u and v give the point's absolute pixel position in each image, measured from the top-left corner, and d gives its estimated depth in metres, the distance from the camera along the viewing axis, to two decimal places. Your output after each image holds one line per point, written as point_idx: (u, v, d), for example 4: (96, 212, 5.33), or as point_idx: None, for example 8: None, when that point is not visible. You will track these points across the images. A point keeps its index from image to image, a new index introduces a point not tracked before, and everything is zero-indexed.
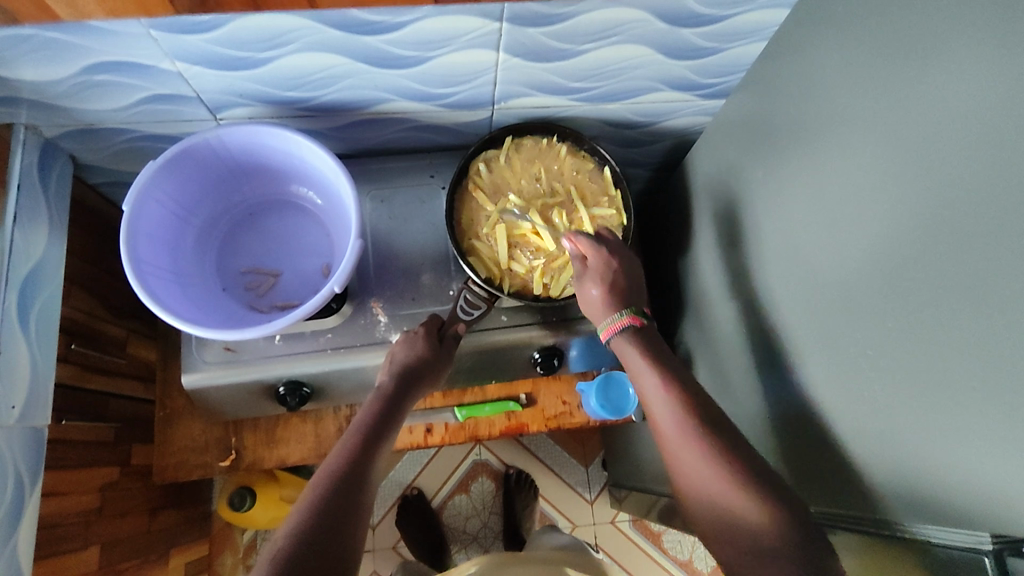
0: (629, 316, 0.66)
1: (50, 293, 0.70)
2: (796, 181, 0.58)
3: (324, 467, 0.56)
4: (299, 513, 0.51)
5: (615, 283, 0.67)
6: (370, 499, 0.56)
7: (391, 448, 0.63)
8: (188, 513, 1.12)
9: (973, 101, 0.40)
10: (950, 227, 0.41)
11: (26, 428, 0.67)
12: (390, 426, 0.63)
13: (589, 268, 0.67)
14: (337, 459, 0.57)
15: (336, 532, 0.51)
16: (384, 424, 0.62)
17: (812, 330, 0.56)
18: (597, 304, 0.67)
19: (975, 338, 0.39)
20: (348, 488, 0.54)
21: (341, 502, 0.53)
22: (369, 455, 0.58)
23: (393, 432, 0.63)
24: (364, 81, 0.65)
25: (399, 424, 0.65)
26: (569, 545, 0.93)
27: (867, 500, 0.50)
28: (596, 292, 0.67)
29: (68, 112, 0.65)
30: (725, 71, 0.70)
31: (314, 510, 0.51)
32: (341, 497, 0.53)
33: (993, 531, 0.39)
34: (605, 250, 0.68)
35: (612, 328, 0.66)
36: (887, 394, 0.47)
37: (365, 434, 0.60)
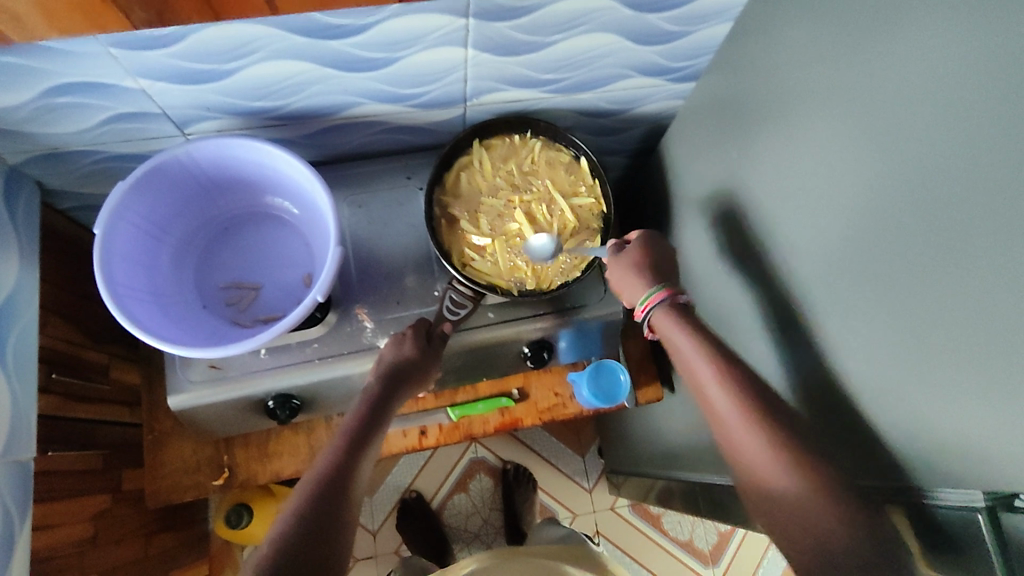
0: (662, 288, 0.64)
1: (25, 323, 0.69)
2: (772, 158, 0.58)
3: (310, 476, 0.58)
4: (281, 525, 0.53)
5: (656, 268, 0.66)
6: (352, 506, 0.58)
7: (375, 452, 0.64)
8: (186, 535, 1.10)
9: (940, 69, 0.40)
10: (925, 194, 0.42)
11: (10, 462, 0.65)
12: (373, 432, 0.64)
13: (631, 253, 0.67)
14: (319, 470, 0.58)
15: (316, 541, 0.52)
16: (369, 430, 0.63)
17: (799, 306, 0.56)
18: (634, 283, 0.66)
19: (956, 301, 0.40)
20: (332, 499, 0.56)
21: (325, 513, 0.54)
22: (354, 463, 0.60)
23: (377, 438, 0.64)
24: (333, 86, 0.64)
25: (383, 428, 0.65)
26: (572, 535, 0.94)
27: (863, 467, 0.51)
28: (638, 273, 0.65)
29: (29, 137, 0.64)
30: (694, 54, 0.70)
31: (293, 523, 0.53)
32: (322, 508, 0.54)
33: (985, 488, 0.40)
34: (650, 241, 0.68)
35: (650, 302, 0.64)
36: (875, 362, 0.47)
37: (349, 442, 0.61)
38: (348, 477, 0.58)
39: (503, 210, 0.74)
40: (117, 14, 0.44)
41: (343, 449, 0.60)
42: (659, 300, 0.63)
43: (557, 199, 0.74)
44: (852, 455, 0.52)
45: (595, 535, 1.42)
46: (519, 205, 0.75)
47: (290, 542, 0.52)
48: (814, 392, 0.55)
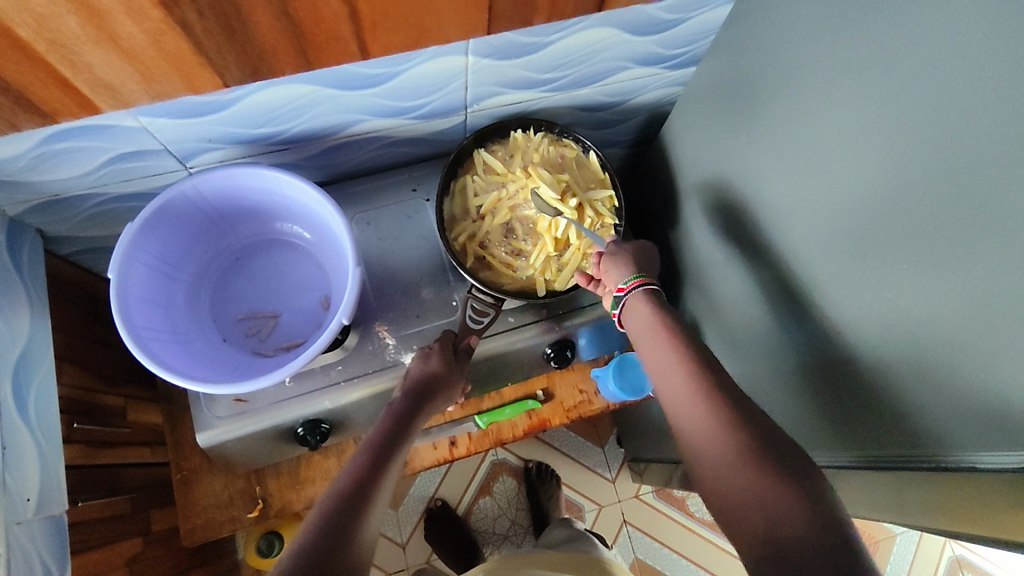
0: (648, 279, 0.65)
1: (43, 376, 0.68)
2: (784, 138, 0.58)
3: (334, 485, 0.56)
4: (306, 530, 0.50)
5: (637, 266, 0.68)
6: (377, 519, 0.55)
7: (403, 468, 0.62)
8: (217, 568, 1.09)
9: (959, 33, 0.40)
10: (952, 162, 0.42)
11: (45, 517, 0.64)
12: (401, 445, 0.62)
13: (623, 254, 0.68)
14: (347, 478, 0.56)
15: (344, 546, 0.49)
16: (396, 443, 0.62)
17: (821, 281, 0.57)
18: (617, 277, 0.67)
19: (991, 266, 0.40)
20: (359, 506, 0.53)
21: (354, 516, 0.52)
22: (381, 471, 0.58)
23: (405, 452, 0.62)
24: (334, 106, 0.64)
25: (410, 443, 0.64)
26: (586, 534, 0.93)
27: (907, 437, 0.50)
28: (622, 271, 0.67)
29: (31, 187, 0.62)
30: (689, 41, 0.70)
31: (320, 527, 0.50)
32: (350, 514, 0.52)
33: None
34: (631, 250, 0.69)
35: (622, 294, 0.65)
36: (913, 332, 0.47)
37: (376, 452, 0.59)
38: (373, 483, 0.56)
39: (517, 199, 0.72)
40: (214, 73, 0.51)
41: (368, 458, 0.58)
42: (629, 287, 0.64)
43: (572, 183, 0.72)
44: (889, 426, 0.52)
45: (614, 538, 1.41)
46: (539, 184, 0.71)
47: (318, 544, 0.49)
48: (847, 367, 0.56)
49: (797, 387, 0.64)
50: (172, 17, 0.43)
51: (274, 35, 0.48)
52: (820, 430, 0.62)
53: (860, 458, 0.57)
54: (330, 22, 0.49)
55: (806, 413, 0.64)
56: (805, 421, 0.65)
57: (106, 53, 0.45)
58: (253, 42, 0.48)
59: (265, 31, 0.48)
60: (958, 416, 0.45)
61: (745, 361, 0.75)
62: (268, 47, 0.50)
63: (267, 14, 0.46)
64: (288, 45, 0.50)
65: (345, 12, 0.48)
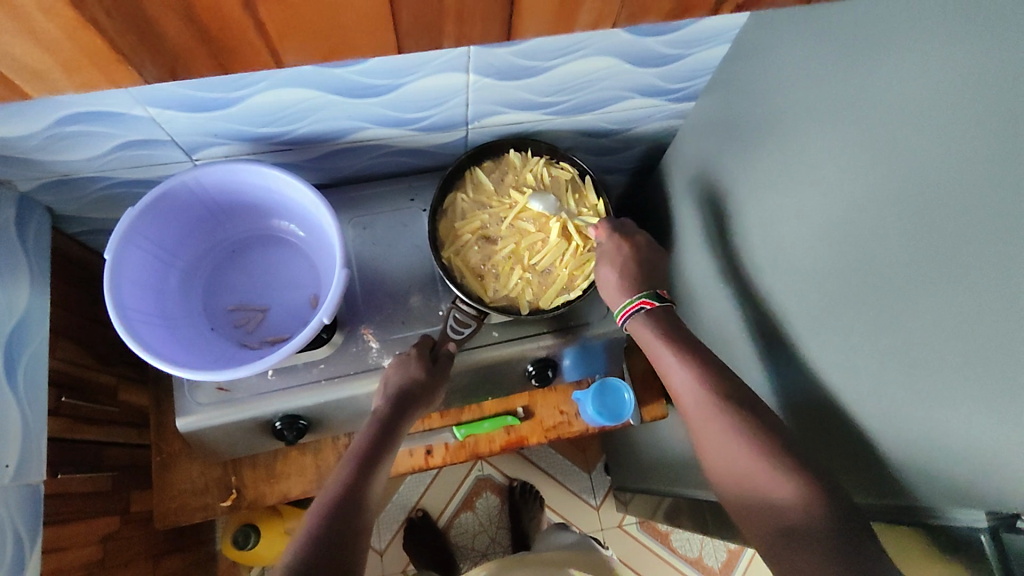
0: (643, 295, 0.67)
1: (36, 347, 0.70)
2: (772, 176, 0.59)
3: (322, 495, 0.57)
4: (299, 543, 0.51)
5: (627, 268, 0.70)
6: (370, 525, 0.56)
7: (388, 472, 0.63)
8: (192, 555, 1.10)
9: (937, 87, 0.40)
10: (925, 212, 0.42)
11: (21, 484, 0.66)
12: (386, 452, 0.63)
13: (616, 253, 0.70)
14: (335, 487, 0.57)
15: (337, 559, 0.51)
16: (381, 449, 0.63)
17: (801, 319, 0.57)
18: (613, 286, 0.69)
19: (958, 319, 0.40)
20: (345, 514, 0.54)
21: (338, 526, 0.53)
22: (365, 479, 0.58)
23: (390, 456, 0.64)
24: (337, 112, 0.66)
25: (395, 448, 0.65)
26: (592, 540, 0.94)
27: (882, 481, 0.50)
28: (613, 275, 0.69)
29: (43, 165, 0.65)
30: (691, 76, 0.71)
31: (312, 540, 0.51)
32: (341, 525, 0.53)
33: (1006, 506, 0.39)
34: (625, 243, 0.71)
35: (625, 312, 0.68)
36: (886, 378, 0.47)
37: (362, 459, 0.61)
38: (362, 492, 0.57)
39: (505, 219, 0.73)
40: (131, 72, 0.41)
41: (353, 468, 0.59)
42: (636, 309, 0.67)
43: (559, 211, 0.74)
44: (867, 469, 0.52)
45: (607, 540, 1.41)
46: (529, 210, 0.74)
47: (307, 556, 0.50)
48: (828, 408, 0.56)
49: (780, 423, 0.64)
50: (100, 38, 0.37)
51: (202, 54, 0.40)
52: None
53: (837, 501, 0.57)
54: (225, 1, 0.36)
55: None
56: None
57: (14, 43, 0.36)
58: (122, 74, 0.42)
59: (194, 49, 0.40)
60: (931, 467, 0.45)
61: None
62: (134, 80, 0.43)
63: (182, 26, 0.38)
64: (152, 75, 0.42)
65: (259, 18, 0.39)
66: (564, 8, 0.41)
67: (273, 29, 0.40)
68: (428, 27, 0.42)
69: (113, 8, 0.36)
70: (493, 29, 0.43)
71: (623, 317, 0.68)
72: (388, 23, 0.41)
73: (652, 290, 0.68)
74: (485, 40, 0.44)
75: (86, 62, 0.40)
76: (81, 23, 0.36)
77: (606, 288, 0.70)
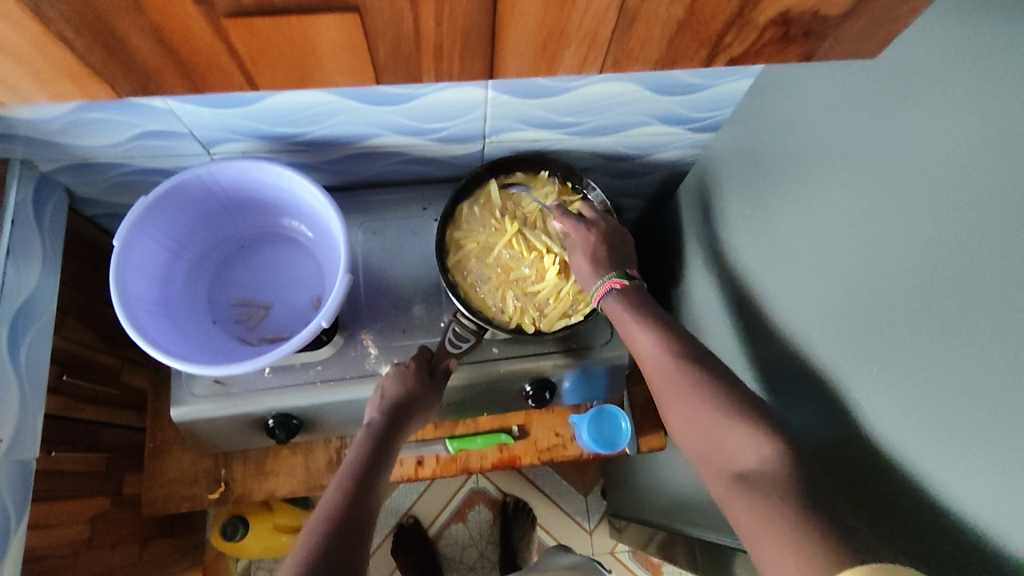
0: (617, 274, 0.66)
1: (41, 326, 0.71)
2: (788, 217, 0.57)
3: (320, 510, 0.56)
4: (298, 559, 0.50)
5: (597, 253, 0.68)
6: (370, 541, 0.55)
7: (385, 487, 0.62)
8: (182, 542, 1.11)
9: (953, 144, 0.39)
10: (932, 271, 0.41)
11: (13, 461, 0.66)
12: (383, 467, 0.62)
13: (575, 243, 0.69)
14: (331, 503, 0.56)
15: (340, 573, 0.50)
16: (378, 464, 0.62)
17: (806, 367, 0.55)
18: (586, 274, 0.68)
19: (961, 388, 0.39)
20: (344, 530, 0.53)
21: (340, 542, 0.52)
22: (364, 494, 0.58)
23: (387, 471, 0.63)
24: (354, 118, 0.66)
25: (392, 463, 0.64)
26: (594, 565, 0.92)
27: None
28: (584, 263, 0.68)
29: (64, 148, 0.66)
30: (714, 107, 0.70)
31: (313, 555, 0.50)
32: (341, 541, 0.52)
33: None
34: (582, 224, 0.70)
35: (598, 295, 0.67)
36: (891, 440, 0.45)
37: (358, 473, 0.60)
38: (361, 508, 0.56)
39: (497, 247, 0.73)
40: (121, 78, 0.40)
41: (351, 482, 0.58)
42: (609, 289, 0.66)
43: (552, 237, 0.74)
44: None
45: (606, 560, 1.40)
46: (517, 237, 0.74)
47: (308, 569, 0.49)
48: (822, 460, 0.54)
49: None
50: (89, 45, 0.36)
51: (179, 69, 0.39)
52: None
53: None
54: (198, 29, 0.35)
55: None
56: None
57: None
58: (92, 91, 0.41)
59: (175, 67, 0.39)
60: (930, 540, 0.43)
61: None
62: (105, 95, 0.42)
63: (165, 39, 0.37)
64: (123, 91, 0.41)
65: (225, 47, 0.37)
66: (546, 53, 0.41)
67: (245, 54, 0.38)
68: (409, 62, 0.40)
69: (80, 29, 0.35)
70: (474, 66, 0.42)
71: (598, 299, 0.67)
72: (366, 56, 0.39)
73: (622, 269, 0.67)
74: (468, 76, 0.43)
75: (64, 77, 0.39)
76: (48, 39, 0.35)
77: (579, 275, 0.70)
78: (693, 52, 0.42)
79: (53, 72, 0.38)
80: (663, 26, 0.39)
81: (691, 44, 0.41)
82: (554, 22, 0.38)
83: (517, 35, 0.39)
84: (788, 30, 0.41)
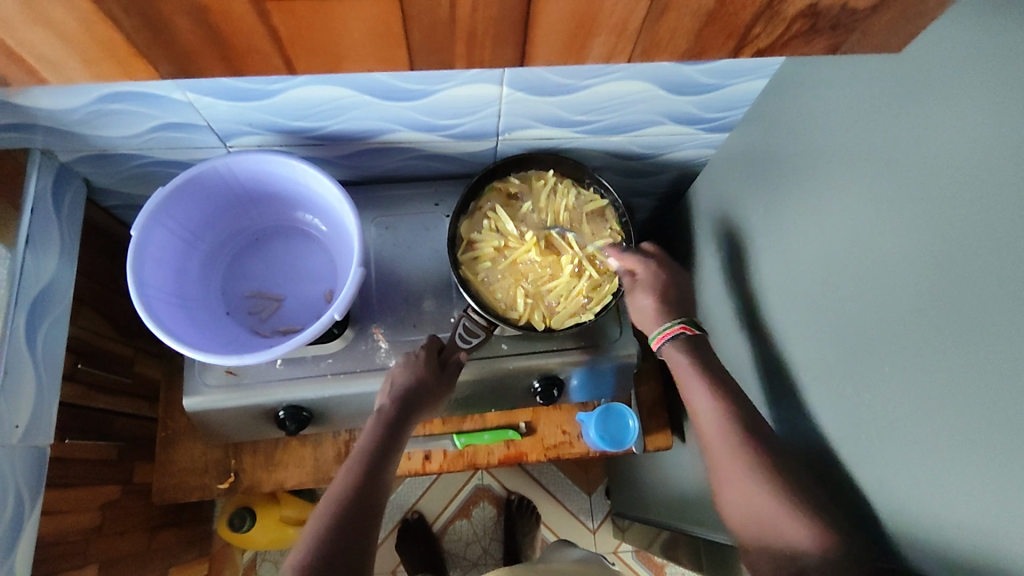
0: (683, 320, 0.67)
1: (59, 313, 0.72)
2: (802, 219, 0.57)
3: (327, 499, 0.56)
4: (304, 549, 0.52)
5: (664, 291, 0.70)
6: (375, 530, 0.56)
7: (393, 475, 0.63)
8: (189, 532, 1.12)
9: (972, 144, 0.39)
10: (948, 270, 0.41)
11: (28, 446, 0.67)
12: (391, 454, 0.63)
13: (638, 281, 0.70)
14: (339, 492, 0.57)
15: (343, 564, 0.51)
16: (386, 452, 0.62)
17: (816, 367, 0.56)
18: (650, 312, 0.69)
19: (974, 386, 0.39)
20: (349, 520, 0.54)
21: (346, 532, 0.53)
22: (370, 485, 0.58)
23: (395, 459, 0.63)
24: (370, 113, 0.66)
25: (400, 451, 0.65)
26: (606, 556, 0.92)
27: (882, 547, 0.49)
28: (649, 302, 0.69)
29: (82, 139, 0.67)
30: (728, 107, 0.70)
31: (317, 544, 0.52)
32: (346, 531, 0.53)
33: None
34: (651, 262, 0.71)
35: (663, 336, 0.67)
36: (902, 438, 0.46)
37: (367, 462, 0.60)
38: (367, 498, 0.57)
39: (513, 243, 0.74)
40: (156, 63, 0.40)
41: (359, 470, 0.59)
42: (672, 334, 0.66)
43: (563, 240, 0.75)
44: (865, 527, 0.50)
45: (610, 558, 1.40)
46: (536, 245, 0.74)
47: (313, 560, 0.50)
48: (832, 459, 0.54)
49: None
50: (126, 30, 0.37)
51: (211, 46, 0.39)
52: None
53: None
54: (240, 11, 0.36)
55: None
56: None
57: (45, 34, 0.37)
58: (137, 69, 0.41)
59: (211, 46, 0.39)
60: (937, 538, 0.43)
61: None
62: (148, 75, 0.42)
63: (194, 19, 0.37)
64: (163, 73, 0.42)
65: (266, 28, 0.38)
66: (576, 41, 0.41)
67: (285, 37, 0.38)
68: (442, 48, 0.41)
69: (129, 9, 0.35)
70: (506, 53, 0.42)
71: (661, 341, 0.67)
72: (400, 41, 0.40)
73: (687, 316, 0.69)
74: (499, 64, 0.43)
75: (109, 58, 0.40)
76: (98, 18, 0.36)
77: (639, 313, 0.71)
78: (720, 43, 0.42)
79: (98, 52, 0.39)
80: (692, 16, 0.39)
81: (718, 35, 0.41)
82: (586, 10, 0.38)
83: (550, 21, 0.39)
84: (813, 24, 0.41)
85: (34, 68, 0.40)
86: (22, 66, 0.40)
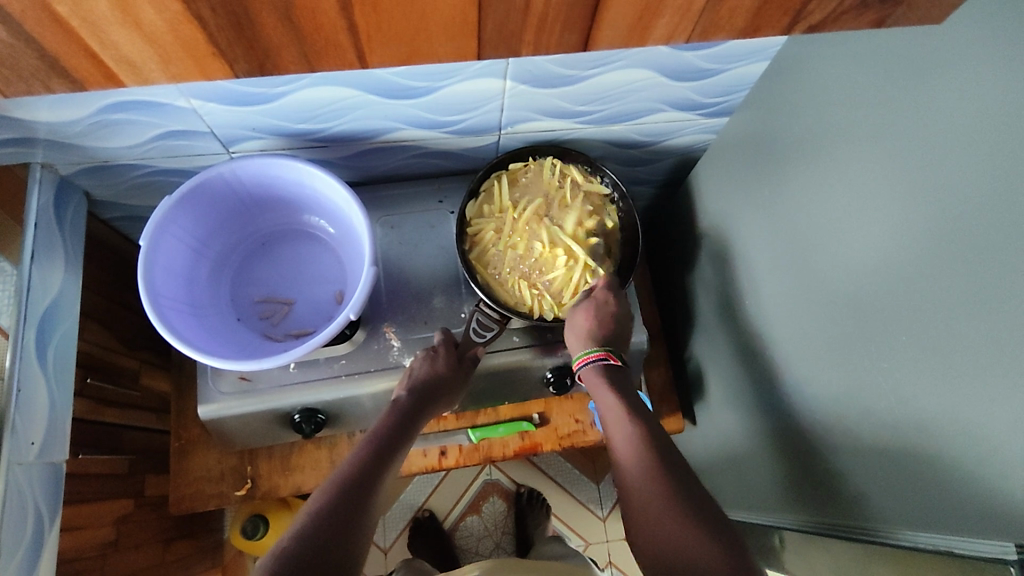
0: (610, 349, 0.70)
1: (67, 328, 0.71)
2: (802, 197, 0.58)
3: (334, 476, 0.58)
4: (303, 519, 0.52)
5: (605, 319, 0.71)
6: (374, 511, 0.57)
7: (402, 464, 0.64)
8: (201, 543, 1.11)
9: (974, 115, 0.41)
10: (949, 238, 0.42)
11: (45, 463, 0.67)
12: (402, 443, 0.64)
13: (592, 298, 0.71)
14: (344, 471, 0.58)
15: (341, 537, 0.51)
16: (398, 440, 0.63)
17: (824, 341, 0.57)
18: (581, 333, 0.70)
19: (984, 349, 0.40)
20: (352, 497, 0.55)
21: (347, 507, 0.54)
22: (380, 468, 0.59)
23: (406, 448, 0.64)
24: (373, 112, 0.66)
25: (411, 440, 0.66)
26: None
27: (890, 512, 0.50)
28: (585, 321, 0.70)
29: (83, 150, 0.66)
30: (725, 91, 0.71)
31: (317, 516, 0.52)
32: (347, 507, 0.54)
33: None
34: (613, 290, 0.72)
35: (584, 359, 0.70)
36: (907, 403, 0.47)
37: (377, 447, 0.61)
38: (373, 480, 0.58)
39: (513, 236, 0.73)
40: (221, 63, 0.40)
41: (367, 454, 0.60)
42: (598, 358, 0.69)
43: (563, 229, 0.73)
44: (877, 494, 0.51)
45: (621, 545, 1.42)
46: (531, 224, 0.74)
47: (312, 530, 0.51)
48: (841, 431, 0.55)
49: (790, 444, 0.64)
50: (184, 31, 0.37)
51: (283, 43, 0.39)
52: (807, 492, 0.62)
53: (844, 528, 0.57)
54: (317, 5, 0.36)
55: (795, 471, 0.64)
56: (795, 482, 0.64)
57: (131, 35, 0.37)
58: (213, 68, 0.41)
59: (281, 46, 0.40)
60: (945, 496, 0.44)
61: (743, 413, 0.74)
62: (221, 74, 0.42)
63: (271, 17, 0.37)
64: (238, 73, 0.42)
65: (346, 23, 0.38)
66: (642, 23, 0.41)
67: (363, 32, 0.39)
68: (512, 38, 0.41)
69: (218, 7, 0.36)
70: (570, 40, 0.42)
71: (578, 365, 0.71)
72: (473, 31, 0.41)
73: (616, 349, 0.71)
74: (564, 50, 0.43)
75: (180, 59, 0.40)
76: (185, 19, 0.36)
77: (571, 331, 0.71)
78: (775, 19, 0.43)
79: (180, 54, 0.39)
80: None
81: (775, 13, 0.42)
82: None
83: (618, 9, 0.40)
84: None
85: (113, 72, 0.40)
86: (100, 71, 0.40)
